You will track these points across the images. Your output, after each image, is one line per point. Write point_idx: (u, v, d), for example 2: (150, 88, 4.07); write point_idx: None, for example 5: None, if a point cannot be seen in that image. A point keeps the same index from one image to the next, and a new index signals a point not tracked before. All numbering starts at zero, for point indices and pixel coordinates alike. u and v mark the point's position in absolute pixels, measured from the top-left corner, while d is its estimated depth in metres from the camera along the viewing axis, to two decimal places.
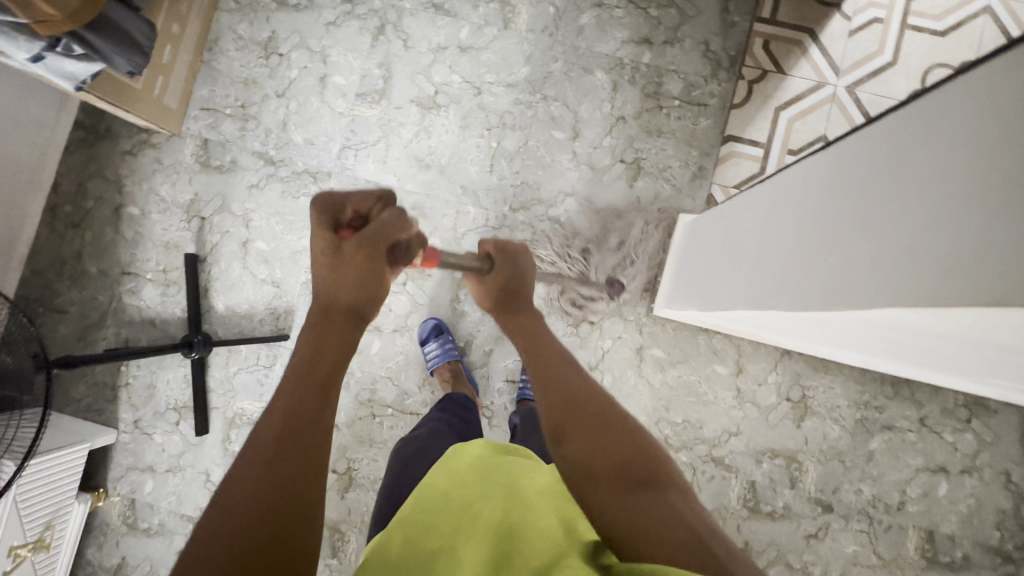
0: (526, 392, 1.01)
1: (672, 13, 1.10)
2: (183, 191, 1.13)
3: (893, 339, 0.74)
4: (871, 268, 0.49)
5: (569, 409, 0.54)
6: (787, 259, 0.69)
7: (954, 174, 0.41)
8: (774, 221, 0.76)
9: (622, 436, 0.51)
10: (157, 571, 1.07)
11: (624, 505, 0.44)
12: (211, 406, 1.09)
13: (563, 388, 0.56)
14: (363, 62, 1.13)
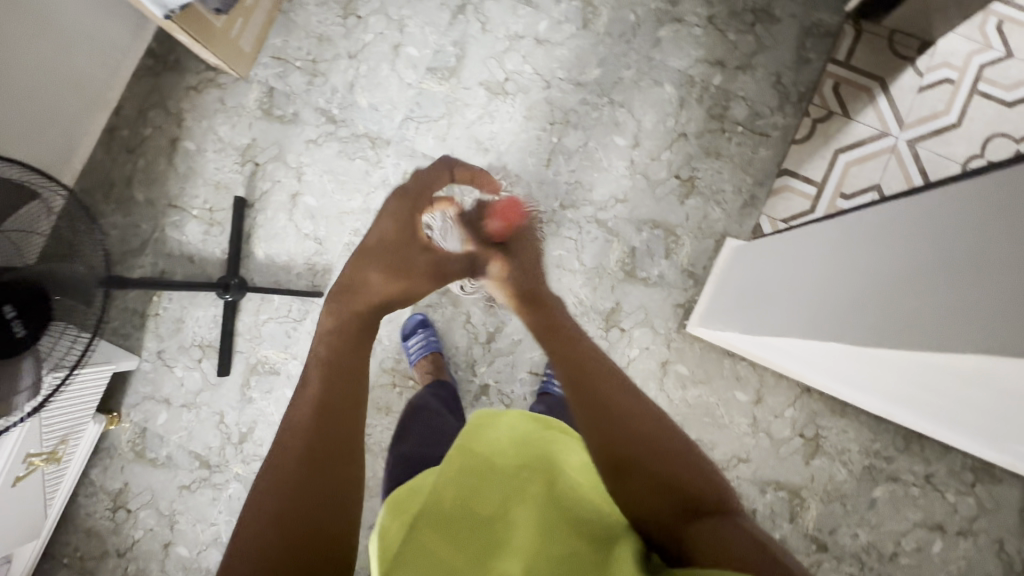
0: (548, 387, 1.03)
1: (750, 40, 1.11)
2: (241, 134, 1.13)
3: (933, 389, 0.76)
4: (908, 334, 0.54)
5: (625, 431, 0.52)
6: (830, 297, 0.72)
7: (997, 247, 0.45)
8: (820, 259, 0.79)
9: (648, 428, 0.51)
10: (157, 502, 1.09)
11: (694, 531, 0.44)
12: (235, 350, 1.10)
13: (578, 374, 0.56)
14: (438, 38, 1.13)
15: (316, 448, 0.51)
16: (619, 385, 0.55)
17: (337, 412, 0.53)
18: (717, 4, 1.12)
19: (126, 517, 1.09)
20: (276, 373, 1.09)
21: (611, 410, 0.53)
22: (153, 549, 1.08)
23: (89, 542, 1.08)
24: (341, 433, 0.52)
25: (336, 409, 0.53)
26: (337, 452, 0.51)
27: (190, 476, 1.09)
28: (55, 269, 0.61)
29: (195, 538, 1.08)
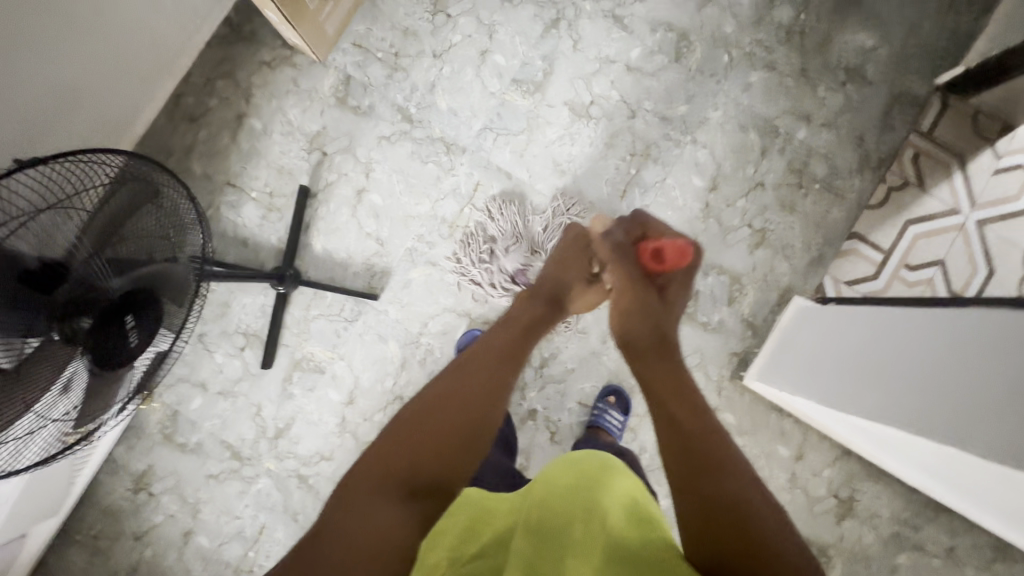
0: (599, 422, 1.02)
1: (839, 98, 1.11)
2: (311, 120, 1.09)
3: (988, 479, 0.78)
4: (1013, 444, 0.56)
5: (719, 495, 0.54)
6: (913, 380, 0.75)
7: None
8: (908, 343, 0.82)
9: (735, 488, 0.54)
10: (181, 489, 1.06)
11: None
12: (281, 342, 1.07)
13: (687, 421, 0.61)
14: (528, 49, 1.10)
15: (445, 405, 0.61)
16: (717, 444, 0.58)
17: (477, 396, 0.63)
18: (812, 57, 1.11)
19: (147, 501, 1.05)
20: (321, 372, 1.07)
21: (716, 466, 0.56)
22: (172, 535, 1.05)
23: (105, 521, 1.05)
24: (471, 412, 0.62)
25: (474, 388, 0.64)
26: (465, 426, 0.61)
27: (219, 466, 1.06)
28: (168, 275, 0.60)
29: (217, 529, 1.05)
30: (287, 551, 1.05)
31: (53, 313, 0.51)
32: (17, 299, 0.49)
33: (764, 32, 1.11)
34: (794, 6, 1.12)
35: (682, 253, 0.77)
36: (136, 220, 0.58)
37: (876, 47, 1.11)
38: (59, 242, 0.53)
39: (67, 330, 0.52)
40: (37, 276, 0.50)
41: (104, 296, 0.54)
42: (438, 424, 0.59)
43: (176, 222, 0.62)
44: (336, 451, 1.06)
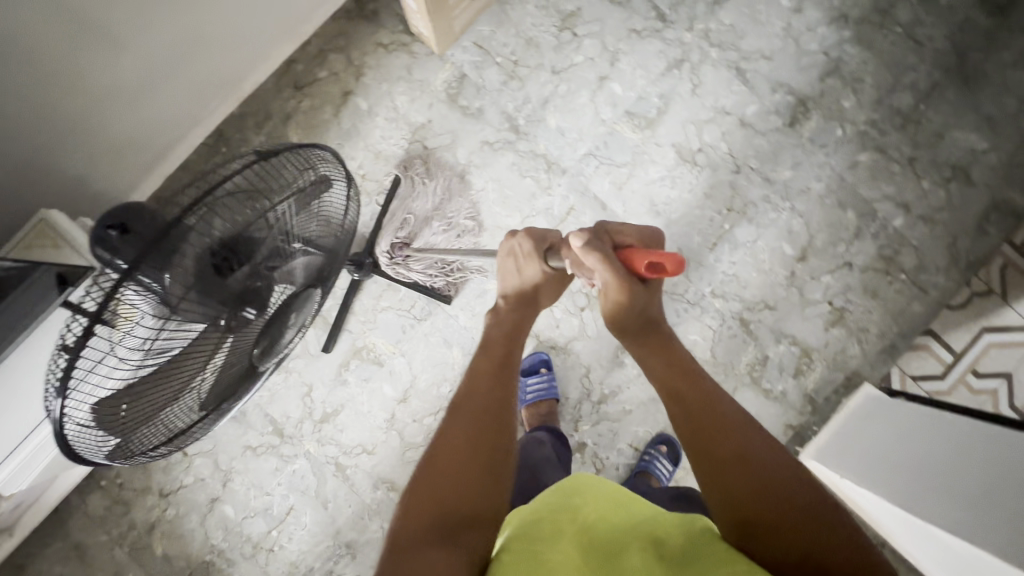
0: (646, 467, 1.02)
1: (940, 194, 1.11)
2: (418, 111, 1.07)
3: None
4: None
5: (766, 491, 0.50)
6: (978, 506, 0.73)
7: None
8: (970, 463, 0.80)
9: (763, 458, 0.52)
10: (216, 455, 1.04)
11: None
12: (344, 327, 1.05)
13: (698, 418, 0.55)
14: (646, 84, 1.09)
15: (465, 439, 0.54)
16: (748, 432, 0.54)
17: (484, 419, 0.56)
18: (922, 148, 1.11)
19: (179, 460, 1.03)
20: (379, 365, 1.05)
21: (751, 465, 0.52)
22: (199, 499, 1.03)
23: (133, 473, 1.03)
24: (481, 439, 0.54)
25: (472, 418, 0.56)
26: (478, 454, 0.53)
27: (257, 439, 1.04)
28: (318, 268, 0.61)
29: (244, 501, 1.04)
30: (311, 537, 1.03)
31: (231, 303, 0.49)
32: (210, 291, 0.47)
33: (880, 115, 1.11)
34: (915, 95, 1.11)
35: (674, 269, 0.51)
36: (306, 211, 0.57)
37: (987, 151, 1.11)
38: (249, 231, 0.49)
39: (235, 323, 0.51)
40: (222, 261, 0.47)
41: (269, 285, 0.53)
42: (451, 464, 0.52)
43: (326, 216, 0.61)
44: (379, 446, 1.04)
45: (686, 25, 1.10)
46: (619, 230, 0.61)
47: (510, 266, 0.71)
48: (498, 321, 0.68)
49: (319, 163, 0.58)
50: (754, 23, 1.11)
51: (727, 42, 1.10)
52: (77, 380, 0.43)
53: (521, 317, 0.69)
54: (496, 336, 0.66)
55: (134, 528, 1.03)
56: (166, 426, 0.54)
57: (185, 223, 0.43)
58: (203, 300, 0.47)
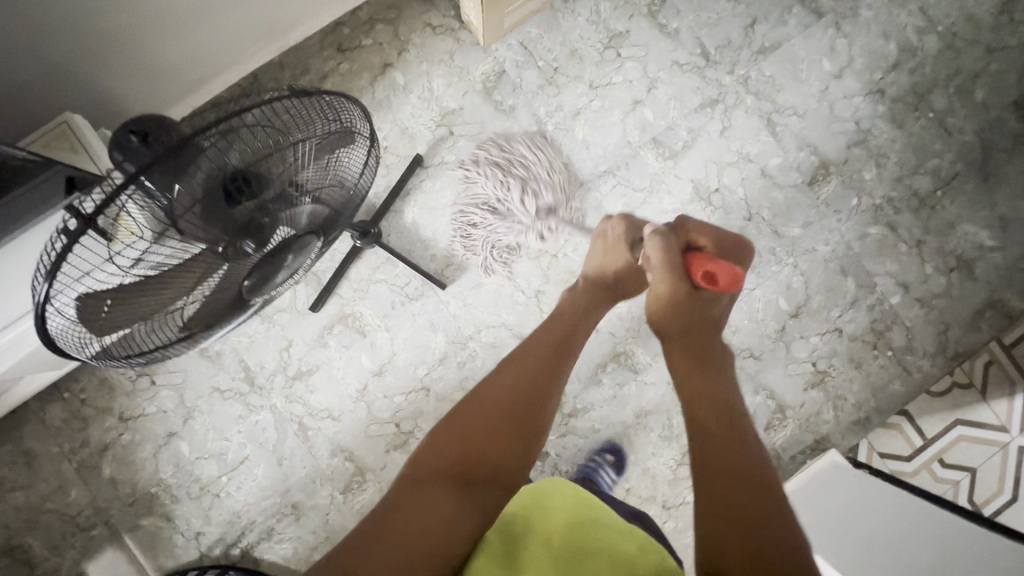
0: (591, 472, 1.01)
1: (941, 281, 1.12)
2: (451, 97, 1.09)
3: None
4: None
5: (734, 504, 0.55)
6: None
7: None
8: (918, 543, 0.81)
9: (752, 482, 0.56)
10: (184, 390, 1.04)
11: None
12: (336, 291, 1.05)
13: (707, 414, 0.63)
14: (677, 115, 1.11)
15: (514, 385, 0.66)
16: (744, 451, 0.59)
17: (523, 388, 0.66)
18: (932, 233, 1.12)
19: (146, 388, 1.03)
20: (362, 334, 1.05)
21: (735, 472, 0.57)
22: (157, 430, 1.03)
23: (98, 392, 1.03)
24: (523, 396, 0.66)
25: (525, 373, 0.68)
26: (521, 401, 0.65)
27: (227, 383, 1.04)
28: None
29: (201, 442, 1.03)
30: (260, 489, 1.03)
31: (232, 230, 0.50)
32: (213, 212, 0.47)
33: (898, 193, 1.13)
34: (934, 180, 1.13)
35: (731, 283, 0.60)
36: (322, 160, 0.57)
37: (993, 250, 1.13)
38: (262, 165, 0.50)
39: (230, 253, 0.51)
40: (231, 189, 0.48)
41: (272, 222, 0.54)
42: (498, 397, 0.65)
43: (341, 170, 0.61)
44: (345, 414, 1.04)
45: (728, 68, 1.12)
46: (695, 238, 0.75)
47: (599, 248, 0.83)
48: (569, 305, 0.79)
49: (347, 119, 0.58)
50: (794, 79, 1.12)
51: (764, 92, 1.12)
52: (66, 266, 0.45)
53: (591, 310, 0.80)
54: (563, 318, 0.77)
55: (88, 446, 1.02)
56: (139, 337, 0.54)
57: (197, 141, 0.43)
58: (206, 220, 0.47)
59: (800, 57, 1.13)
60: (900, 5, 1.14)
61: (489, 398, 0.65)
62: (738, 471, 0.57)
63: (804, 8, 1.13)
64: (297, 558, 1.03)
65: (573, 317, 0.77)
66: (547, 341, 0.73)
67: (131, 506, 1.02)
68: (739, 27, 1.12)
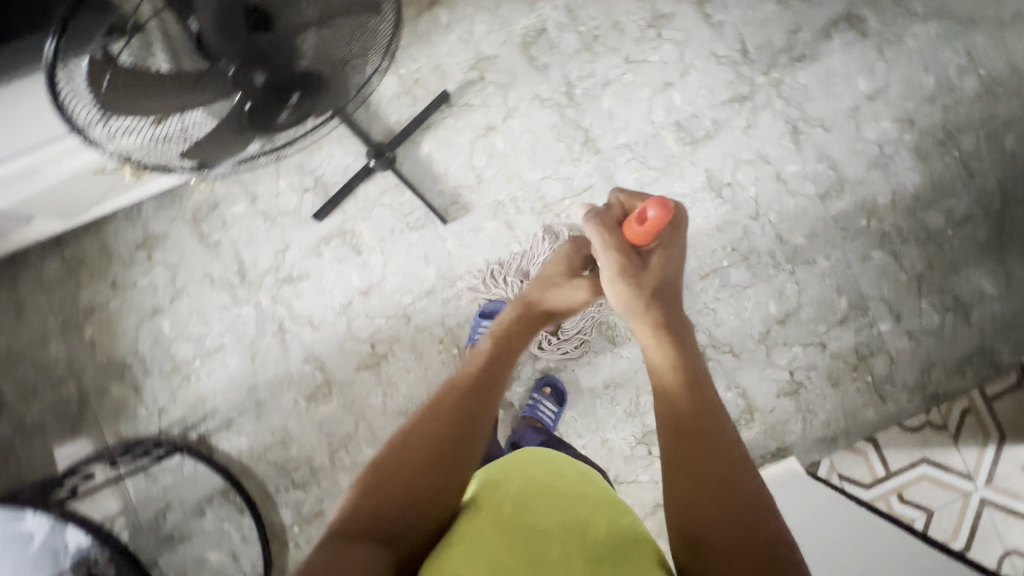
0: (532, 412, 1.02)
1: (934, 319, 1.11)
2: (490, 44, 1.11)
3: None
4: None
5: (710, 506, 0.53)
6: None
7: None
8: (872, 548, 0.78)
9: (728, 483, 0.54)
10: (177, 271, 1.06)
11: None
12: (341, 206, 1.08)
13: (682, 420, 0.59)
14: (704, 105, 1.12)
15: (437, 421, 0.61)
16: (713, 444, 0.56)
17: (454, 424, 0.61)
18: (934, 270, 1.12)
19: (143, 261, 1.06)
20: (357, 252, 1.07)
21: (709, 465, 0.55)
22: (143, 304, 1.06)
23: (97, 255, 1.06)
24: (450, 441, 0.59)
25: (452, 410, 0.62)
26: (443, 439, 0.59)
27: (219, 273, 1.07)
28: (339, 87, 0.66)
29: (183, 323, 1.06)
30: (229, 379, 1.05)
31: (242, 56, 0.55)
32: (229, 28, 0.53)
33: (908, 224, 1.13)
34: (947, 218, 1.13)
35: (658, 220, 0.65)
36: (343, 24, 0.60)
37: (993, 299, 1.12)
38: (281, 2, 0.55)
39: (241, 78, 0.56)
40: (250, 12, 0.54)
41: (285, 61, 0.58)
42: (421, 444, 0.58)
43: (365, 44, 0.64)
44: (325, 325, 1.06)
45: (764, 69, 1.13)
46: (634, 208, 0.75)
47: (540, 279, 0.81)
48: (503, 335, 0.75)
49: None
50: (827, 93, 1.13)
51: (794, 100, 1.13)
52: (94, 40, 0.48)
53: (523, 334, 0.76)
54: (495, 353, 0.72)
55: (75, 304, 1.05)
56: (157, 150, 0.57)
57: None
58: (221, 34, 0.53)
59: (835, 73, 1.14)
60: (945, 42, 1.15)
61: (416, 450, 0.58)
62: (708, 463, 0.55)
63: (849, 27, 1.14)
64: (251, 454, 1.05)
65: (506, 346, 0.73)
66: (477, 372, 0.67)
67: (103, 370, 1.05)
68: (781, 32, 1.14)
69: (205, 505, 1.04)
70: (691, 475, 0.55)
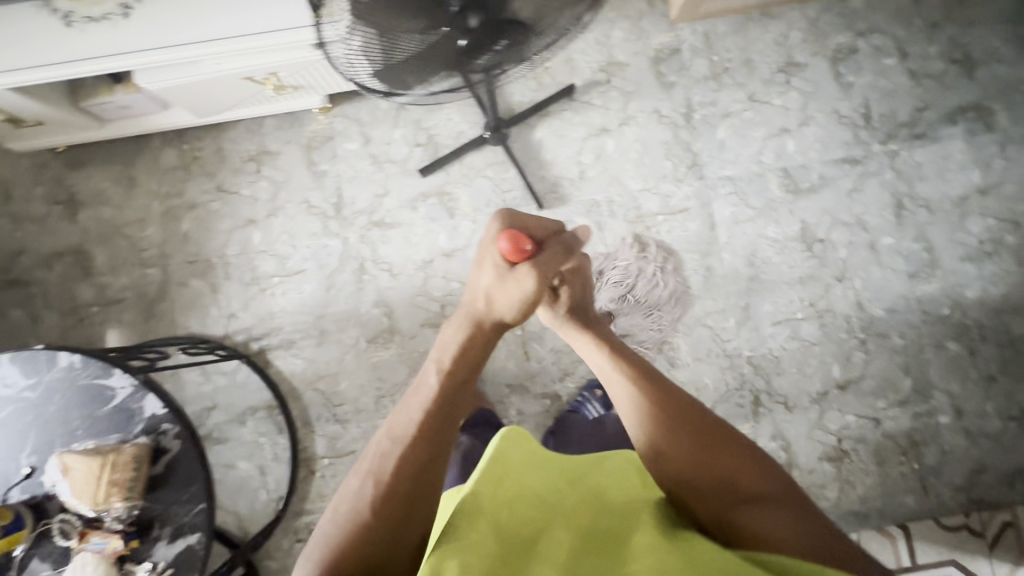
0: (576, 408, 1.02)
1: (996, 424, 1.09)
2: (623, 51, 1.14)
3: None
4: None
5: (697, 470, 0.60)
6: None
7: None
8: None
9: (733, 483, 0.59)
10: (279, 189, 1.11)
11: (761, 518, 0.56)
12: (446, 168, 1.11)
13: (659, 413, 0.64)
14: (815, 158, 1.13)
15: (406, 460, 0.54)
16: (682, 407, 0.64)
17: (407, 485, 0.53)
18: (1007, 375, 1.10)
19: (251, 173, 1.11)
20: (450, 215, 1.11)
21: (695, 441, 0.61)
22: (241, 212, 1.11)
23: (211, 157, 1.11)
24: (427, 470, 0.54)
25: (417, 444, 0.55)
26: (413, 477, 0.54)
27: (316, 201, 1.11)
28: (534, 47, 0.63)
29: (272, 239, 1.10)
30: (301, 303, 1.09)
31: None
32: None
33: (991, 323, 1.11)
34: None
35: (518, 256, 0.60)
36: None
37: None
38: None
39: (458, 19, 0.54)
40: None
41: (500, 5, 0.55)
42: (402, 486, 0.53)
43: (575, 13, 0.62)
44: (403, 275, 1.10)
45: (882, 138, 1.13)
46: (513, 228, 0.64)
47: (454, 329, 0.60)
48: (452, 365, 0.58)
49: None
50: (939, 177, 1.13)
51: (905, 175, 1.13)
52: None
53: (467, 358, 0.59)
54: (435, 393, 0.57)
55: (180, 197, 1.11)
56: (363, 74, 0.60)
57: None
58: None
59: (952, 159, 1.13)
60: None
61: (375, 524, 0.52)
62: (692, 438, 0.62)
63: (977, 118, 1.14)
64: (302, 378, 1.08)
65: (451, 382, 0.57)
66: (421, 417, 0.56)
67: (189, 264, 1.10)
68: (908, 106, 1.14)
69: (247, 415, 1.08)
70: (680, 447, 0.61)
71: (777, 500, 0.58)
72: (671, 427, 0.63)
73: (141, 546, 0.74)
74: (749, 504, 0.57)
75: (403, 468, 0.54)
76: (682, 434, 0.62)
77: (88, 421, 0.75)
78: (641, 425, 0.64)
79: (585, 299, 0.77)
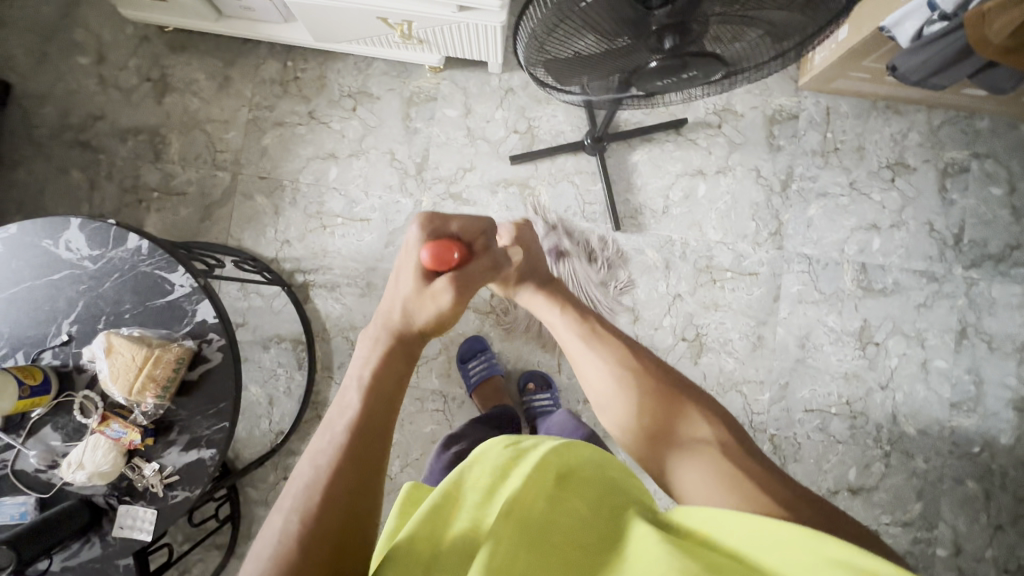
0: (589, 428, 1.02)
1: (990, 570, 1.08)
2: (742, 101, 1.12)
3: None
4: None
5: (659, 427, 0.56)
6: None
7: None
8: None
9: (678, 431, 0.55)
10: (368, 133, 1.10)
11: (726, 472, 0.49)
12: (537, 163, 1.10)
13: (621, 370, 0.60)
14: (895, 262, 1.11)
15: (334, 472, 0.44)
16: (645, 361, 0.61)
17: (344, 505, 0.43)
18: (1014, 528, 1.09)
19: (345, 109, 1.10)
20: (526, 208, 1.09)
21: (653, 394, 0.58)
22: (324, 144, 1.09)
23: (312, 82, 1.10)
24: (360, 489, 0.44)
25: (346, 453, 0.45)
26: (345, 497, 0.43)
27: (401, 155, 1.09)
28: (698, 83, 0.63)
29: (347, 180, 1.09)
30: (357, 250, 1.08)
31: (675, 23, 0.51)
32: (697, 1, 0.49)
33: (1015, 474, 1.10)
34: None
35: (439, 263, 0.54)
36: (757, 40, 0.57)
37: None
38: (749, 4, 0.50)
39: (654, 39, 0.53)
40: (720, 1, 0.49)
41: (698, 34, 0.54)
42: (328, 512, 0.42)
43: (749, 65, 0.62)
44: None
45: (966, 263, 1.12)
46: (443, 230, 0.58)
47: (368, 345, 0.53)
48: (375, 370, 0.51)
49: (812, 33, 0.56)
50: (1010, 317, 1.11)
51: (977, 305, 1.12)
52: None
53: (390, 361, 0.52)
54: (364, 402, 0.49)
55: (270, 111, 1.10)
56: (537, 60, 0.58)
57: None
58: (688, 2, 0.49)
59: None
60: None
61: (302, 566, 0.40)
62: (650, 390, 0.58)
63: None
64: (336, 323, 1.07)
65: (378, 395, 0.49)
66: (349, 442, 0.46)
67: (259, 179, 1.09)
68: (1002, 239, 1.12)
69: (272, 342, 1.07)
70: (636, 401, 0.58)
71: (747, 458, 0.52)
72: (619, 381, 0.59)
73: (155, 445, 0.73)
74: (714, 458, 0.51)
75: (332, 482, 0.44)
76: (627, 388, 0.59)
77: (138, 307, 0.74)
78: (595, 378, 0.61)
79: (536, 265, 0.74)
